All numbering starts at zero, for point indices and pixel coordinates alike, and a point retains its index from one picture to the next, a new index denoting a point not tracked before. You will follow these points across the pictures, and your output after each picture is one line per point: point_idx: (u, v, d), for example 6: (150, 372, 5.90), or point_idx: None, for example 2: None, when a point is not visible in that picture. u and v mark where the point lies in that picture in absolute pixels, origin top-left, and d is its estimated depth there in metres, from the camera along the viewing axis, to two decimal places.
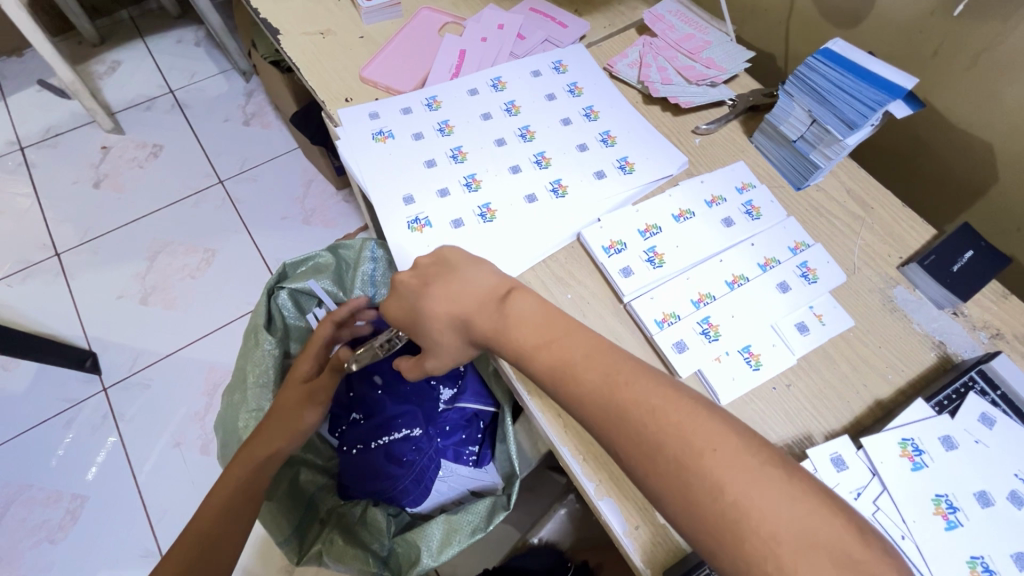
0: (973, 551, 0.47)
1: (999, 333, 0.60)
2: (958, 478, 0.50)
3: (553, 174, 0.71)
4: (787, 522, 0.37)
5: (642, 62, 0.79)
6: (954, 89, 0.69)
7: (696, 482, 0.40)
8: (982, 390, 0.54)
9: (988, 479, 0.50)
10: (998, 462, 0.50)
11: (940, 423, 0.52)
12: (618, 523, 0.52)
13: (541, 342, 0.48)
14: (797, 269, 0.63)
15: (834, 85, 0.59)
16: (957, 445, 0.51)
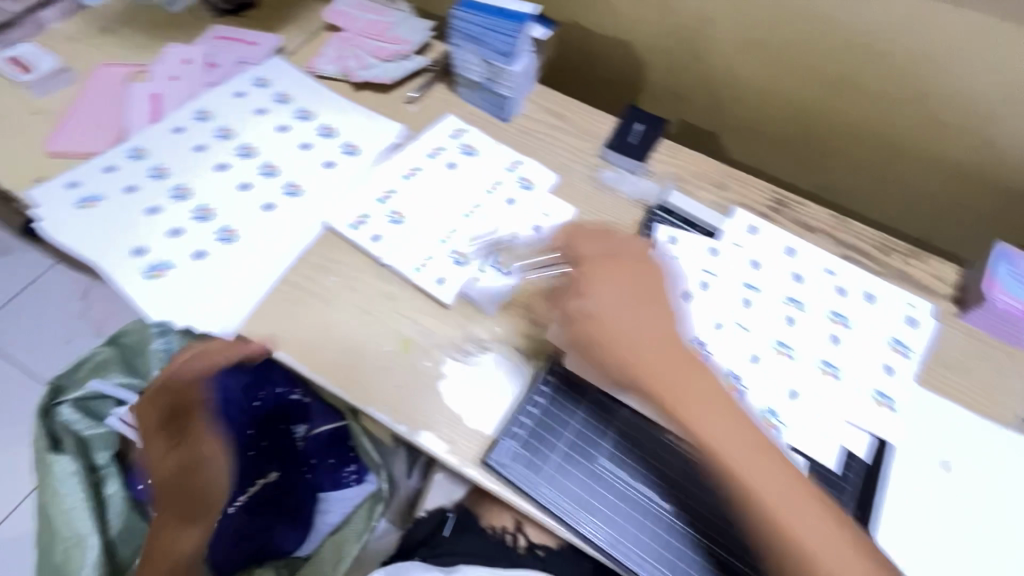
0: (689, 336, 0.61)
1: (673, 177, 0.79)
2: (668, 288, 0.64)
3: (286, 177, 0.72)
4: (732, 436, 0.51)
5: (341, 57, 0.85)
6: (586, 10, 0.87)
7: (751, 441, 0.51)
8: (665, 219, 0.72)
9: (685, 280, 0.65)
10: (687, 266, 0.66)
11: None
12: (438, 446, 0.57)
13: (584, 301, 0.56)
14: (517, 181, 0.73)
15: (482, 27, 0.73)
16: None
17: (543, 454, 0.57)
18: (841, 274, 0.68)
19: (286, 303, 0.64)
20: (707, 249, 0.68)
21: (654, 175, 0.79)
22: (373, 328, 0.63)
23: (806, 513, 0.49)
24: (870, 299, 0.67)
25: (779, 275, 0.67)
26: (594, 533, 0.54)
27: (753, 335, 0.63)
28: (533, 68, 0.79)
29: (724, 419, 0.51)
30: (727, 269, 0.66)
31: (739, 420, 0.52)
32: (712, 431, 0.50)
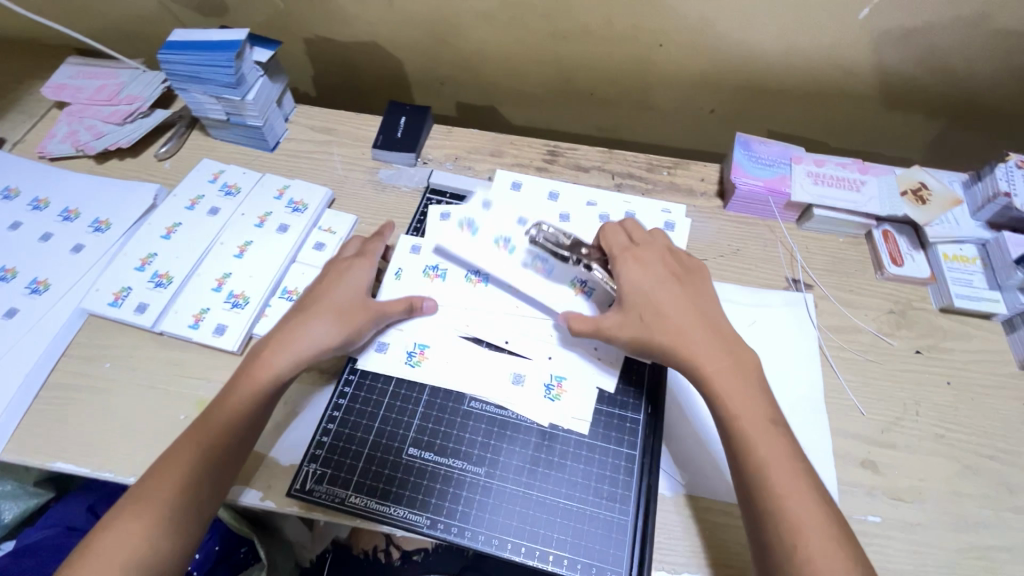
0: (533, 262, 0.61)
1: (451, 156, 0.80)
2: (484, 243, 0.62)
3: (26, 276, 0.66)
4: (655, 289, 0.55)
5: (73, 131, 0.78)
6: (325, 22, 0.87)
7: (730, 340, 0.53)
8: (439, 199, 0.74)
9: (493, 231, 0.63)
10: (490, 220, 0.64)
11: (455, 220, 0.64)
12: (256, 497, 0.52)
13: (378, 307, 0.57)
14: (286, 206, 0.71)
15: (194, 66, 0.68)
16: (477, 222, 0.64)
17: (344, 462, 0.53)
18: (601, 202, 0.73)
19: (54, 407, 0.58)
20: (482, 200, 0.64)
21: (430, 161, 0.79)
22: (160, 401, 0.59)
23: (723, 358, 0.52)
24: (629, 215, 0.72)
25: (545, 217, 0.71)
26: (415, 521, 0.50)
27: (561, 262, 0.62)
28: (276, 88, 0.77)
29: (650, 265, 0.56)
30: (512, 211, 0.64)
31: (656, 266, 0.56)
32: (644, 286, 0.55)
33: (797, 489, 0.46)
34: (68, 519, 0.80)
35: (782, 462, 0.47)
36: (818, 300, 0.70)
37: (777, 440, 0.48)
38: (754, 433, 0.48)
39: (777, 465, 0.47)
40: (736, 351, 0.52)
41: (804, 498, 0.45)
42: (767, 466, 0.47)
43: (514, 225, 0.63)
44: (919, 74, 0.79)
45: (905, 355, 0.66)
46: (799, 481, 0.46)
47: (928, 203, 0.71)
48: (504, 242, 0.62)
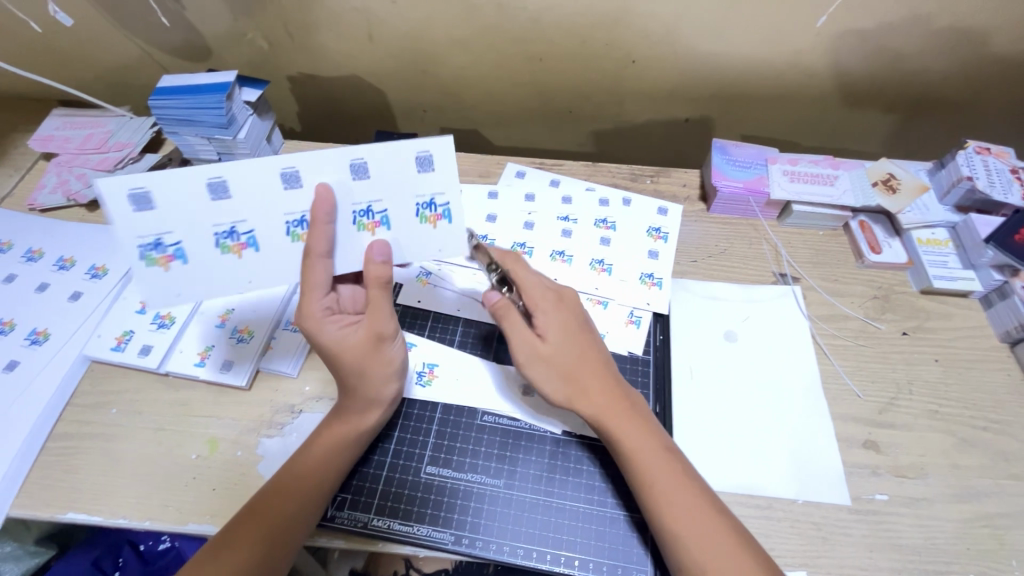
0: (417, 213, 0.53)
1: None
2: (346, 232, 0.52)
3: (24, 327, 0.65)
4: (561, 322, 0.53)
5: (63, 181, 0.78)
6: (308, 60, 0.89)
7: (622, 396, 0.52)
8: None
9: (265, 224, 0.52)
10: (184, 222, 0.50)
11: (140, 255, 0.50)
12: None
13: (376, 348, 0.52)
14: None
15: (184, 109, 0.69)
16: (166, 237, 0.50)
17: (363, 487, 0.53)
18: (599, 187, 0.79)
19: (62, 458, 0.57)
20: (132, 196, 0.48)
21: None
22: (171, 442, 0.58)
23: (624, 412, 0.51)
24: (625, 202, 0.78)
25: (551, 202, 0.77)
26: (438, 539, 0.50)
27: (408, 193, 0.52)
28: (265, 127, 0.78)
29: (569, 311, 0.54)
30: (192, 200, 0.49)
31: (575, 308, 0.54)
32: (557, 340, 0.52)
33: (706, 539, 0.46)
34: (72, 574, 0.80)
35: (701, 518, 0.47)
36: (806, 291, 0.73)
37: (692, 490, 0.48)
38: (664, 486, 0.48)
39: (699, 524, 0.46)
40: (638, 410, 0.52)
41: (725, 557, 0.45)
42: (680, 520, 0.47)
43: (336, 177, 0.50)
44: (876, 72, 0.83)
45: (893, 337, 0.69)
46: (710, 530, 0.46)
47: (899, 191, 0.75)
48: (298, 224, 0.52)
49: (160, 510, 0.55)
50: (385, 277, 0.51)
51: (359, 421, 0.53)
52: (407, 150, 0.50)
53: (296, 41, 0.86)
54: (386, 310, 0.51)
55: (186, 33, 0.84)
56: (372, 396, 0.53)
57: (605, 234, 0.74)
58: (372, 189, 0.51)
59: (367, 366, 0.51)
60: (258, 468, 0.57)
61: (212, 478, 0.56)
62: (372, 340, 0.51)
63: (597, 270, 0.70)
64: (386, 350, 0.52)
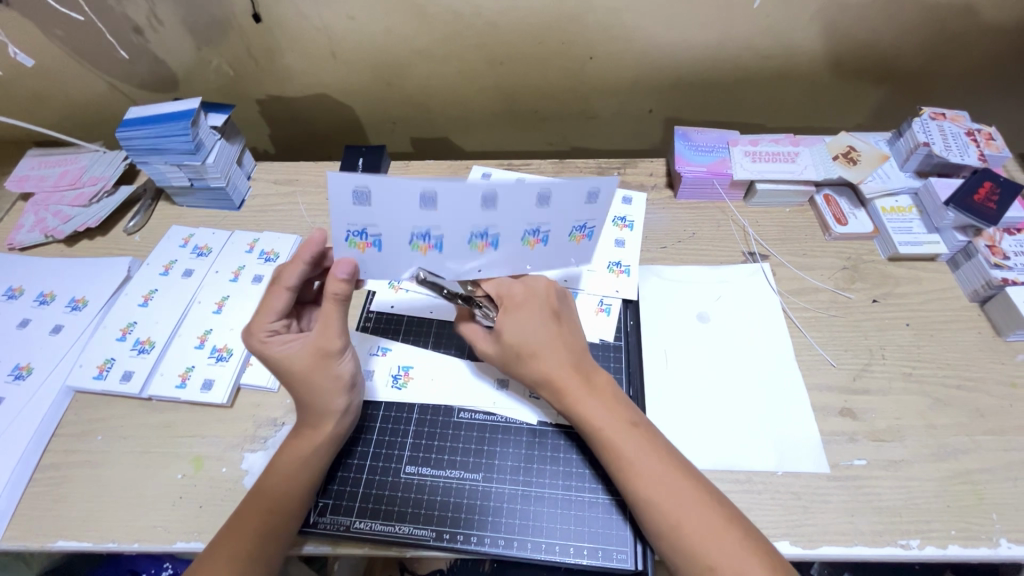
0: (571, 233, 0.55)
1: None
2: (511, 246, 0.54)
3: (7, 363, 0.66)
4: (524, 312, 0.55)
5: (40, 219, 0.80)
6: (272, 83, 0.91)
7: (587, 376, 0.53)
8: None
9: (455, 232, 0.51)
10: (392, 220, 0.48)
11: (344, 239, 0.49)
12: None
13: (322, 369, 0.51)
14: (258, 257, 0.74)
15: (152, 138, 0.71)
16: (371, 230, 0.48)
17: (344, 491, 0.54)
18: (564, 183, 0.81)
19: (49, 487, 0.58)
20: (355, 192, 0.46)
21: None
22: (157, 464, 0.59)
23: (593, 393, 0.52)
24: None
25: None
26: (420, 535, 0.51)
27: (571, 218, 0.53)
28: (234, 150, 0.80)
29: (529, 303, 0.55)
30: (400, 204, 0.47)
31: (536, 300, 0.55)
32: (520, 334, 0.53)
33: (681, 504, 0.46)
34: None
35: (672, 478, 0.48)
36: (775, 268, 0.74)
37: (663, 458, 0.49)
38: (634, 453, 0.49)
39: (671, 486, 0.47)
40: (604, 386, 0.53)
41: (699, 510, 0.46)
42: (656, 488, 0.47)
43: (528, 207, 0.50)
44: (829, 49, 0.85)
45: (863, 305, 0.70)
46: (683, 494, 0.47)
47: (859, 163, 0.76)
48: (479, 236, 0.52)
49: (148, 531, 0.55)
50: (344, 295, 0.49)
51: (314, 435, 0.52)
52: (584, 185, 0.50)
53: (260, 65, 0.88)
54: (334, 325, 0.51)
55: (152, 65, 0.87)
56: (322, 409, 0.52)
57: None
58: (547, 214, 0.52)
59: (314, 381, 0.51)
60: (243, 481, 0.58)
61: (198, 495, 0.57)
62: (321, 355, 0.51)
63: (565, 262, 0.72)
64: (332, 366, 0.51)
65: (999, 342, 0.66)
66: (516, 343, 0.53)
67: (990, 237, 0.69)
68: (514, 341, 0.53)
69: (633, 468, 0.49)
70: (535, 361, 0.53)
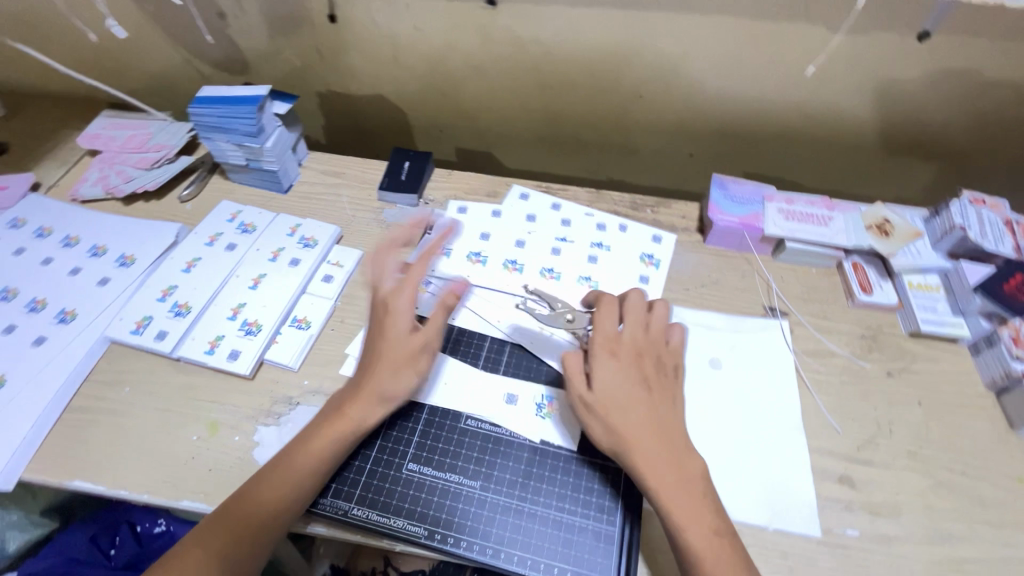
0: None
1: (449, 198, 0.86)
2: None
3: (54, 306, 0.70)
4: (617, 371, 0.56)
5: (104, 176, 0.85)
6: (335, 79, 0.96)
7: (669, 438, 0.54)
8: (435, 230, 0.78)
9: None
10: None
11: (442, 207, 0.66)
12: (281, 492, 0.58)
13: (406, 353, 0.57)
14: (298, 242, 0.77)
15: (219, 117, 0.76)
16: None
17: (346, 478, 0.56)
18: (598, 213, 0.78)
19: (75, 429, 0.62)
20: None
21: (431, 201, 0.86)
22: (175, 422, 0.63)
23: (657, 438, 0.53)
24: (622, 228, 0.76)
25: (550, 224, 0.75)
26: (413, 533, 0.53)
27: None
28: (291, 137, 0.85)
29: (623, 360, 0.57)
30: None
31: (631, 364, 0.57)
32: (608, 385, 0.55)
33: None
34: (70, 549, 0.85)
35: (716, 551, 0.49)
36: (794, 326, 0.75)
37: (716, 532, 0.49)
38: (683, 518, 0.50)
39: (709, 552, 0.49)
40: (680, 448, 0.53)
41: None
42: (703, 557, 0.48)
43: None
44: (877, 120, 0.86)
45: (877, 377, 0.70)
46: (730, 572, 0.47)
47: (891, 236, 0.77)
48: None
49: (158, 485, 0.58)
50: (452, 304, 0.60)
51: (359, 421, 0.56)
52: None
53: (325, 61, 0.93)
54: (436, 327, 0.59)
55: (228, 48, 0.92)
56: (383, 394, 0.56)
57: (597, 251, 0.72)
58: None
59: (393, 356, 0.57)
60: (252, 452, 0.61)
61: (209, 458, 0.60)
62: (411, 342, 0.58)
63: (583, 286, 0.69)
64: (416, 358, 0.58)
65: (1012, 435, 0.66)
66: (604, 396, 0.55)
67: (1015, 328, 0.68)
68: (603, 390, 0.55)
69: (684, 532, 0.49)
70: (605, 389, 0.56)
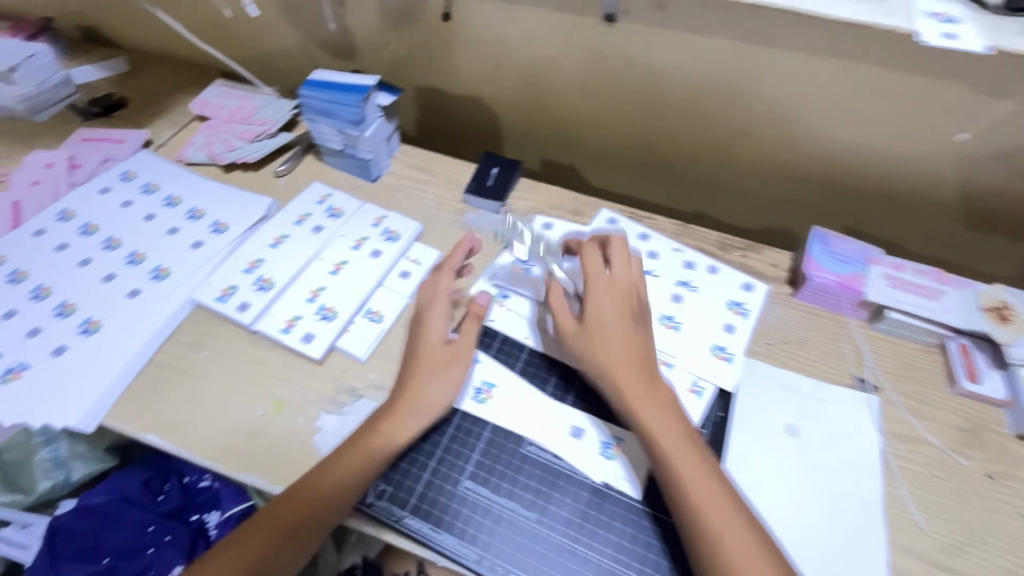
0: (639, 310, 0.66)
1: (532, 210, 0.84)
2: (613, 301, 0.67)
3: (151, 262, 0.74)
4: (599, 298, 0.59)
5: (209, 142, 0.89)
6: (437, 76, 0.97)
7: (650, 377, 0.56)
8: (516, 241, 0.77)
9: None
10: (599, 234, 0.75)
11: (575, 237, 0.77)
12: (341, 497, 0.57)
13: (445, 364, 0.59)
14: (381, 234, 0.78)
15: (326, 103, 0.78)
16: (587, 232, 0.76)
17: (404, 484, 0.56)
18: (688, 251, 0.74)
19: (154, 384, 0.64)
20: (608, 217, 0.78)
21: (514, 211, 0.85)
22: (245, 394, 0.64)
23: (642, 369, 0.56)
24: (712, 270, 0.73)
25: None
26: (462, 554, 0.52)
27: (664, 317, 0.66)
28: (388, 128, 0.85)
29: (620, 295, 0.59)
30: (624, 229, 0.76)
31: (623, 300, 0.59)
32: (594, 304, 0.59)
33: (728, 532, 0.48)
34: (124, 487, 0.88)
35: (716, 499, 0.50)
36: (885, 404, 0.69)
37: (714, 484, 0.51)
38: (680, 458, 0.52)
39: (707, 503, 0.50)
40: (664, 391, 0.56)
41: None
42: (701, 502, 0.50)
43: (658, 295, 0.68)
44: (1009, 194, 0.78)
45: (976, 478, 0.64)
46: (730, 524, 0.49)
47: (1014, 323, 0.69)
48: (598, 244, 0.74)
49: (222, 453, 0.60)
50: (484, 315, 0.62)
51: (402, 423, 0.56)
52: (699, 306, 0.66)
53: (431, 58, 0.93)
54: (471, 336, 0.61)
55: (340, 33, 0.94)
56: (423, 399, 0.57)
57: (684, 291, 0.69)
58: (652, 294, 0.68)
59: (433, 369, 0.58)
60: (313, 438, 0.61)
61: (272, 436, 0.61)
62: (452, 357, 0.59)
63: (664, 326, 0.67)
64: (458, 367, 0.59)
65: None
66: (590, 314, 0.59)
67: None
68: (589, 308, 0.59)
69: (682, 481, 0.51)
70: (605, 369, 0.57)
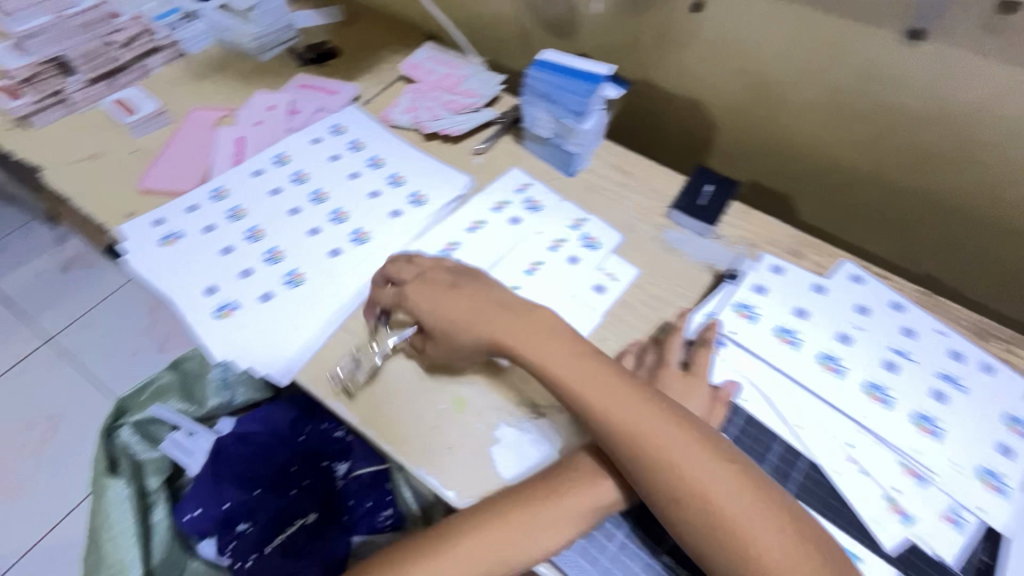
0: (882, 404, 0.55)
1: (751, 242, 0.72)
2: (853, 384, 0.57)
3: (352, 224, 0.74)
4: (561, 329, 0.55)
5: (414, 107, 0.87)
6: (657, 67, 0.87)
7: (700, 465, 0.48)
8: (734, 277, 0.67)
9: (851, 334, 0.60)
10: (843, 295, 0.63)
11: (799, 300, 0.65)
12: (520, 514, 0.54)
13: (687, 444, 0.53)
14: (581, 240, 0.72)
15: (553, 88, 0.73)
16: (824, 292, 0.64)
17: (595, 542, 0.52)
18: (955, 335, 0.60)
19: (344, 349, 0.64)
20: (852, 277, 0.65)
21: (722, 239, 0.72)
22: (427, 383, 0.61)
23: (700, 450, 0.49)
24: (986, 368, 0.58)
25: (885, 327, 0.61)
26: None
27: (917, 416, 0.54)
28: (603, 122, 0.78)
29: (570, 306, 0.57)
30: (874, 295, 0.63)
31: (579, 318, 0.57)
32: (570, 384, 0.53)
33: None
34: (274, 423, 0.92)
35: None
36: None
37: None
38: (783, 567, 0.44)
39: None
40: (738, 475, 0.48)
41: None
42: None
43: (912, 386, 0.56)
44: None
45: None
46: None
47: None
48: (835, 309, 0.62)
49: (401, 440, 0.58)
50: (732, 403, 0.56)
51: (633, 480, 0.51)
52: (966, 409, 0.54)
53: (659, 47, 0.83)
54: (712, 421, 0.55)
55: (564, 9, 0.87)
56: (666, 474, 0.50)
57: (950, 388, 0.56)
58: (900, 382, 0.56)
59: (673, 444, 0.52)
60: (490, 449, 0.57)
61: (450, 435, 0.58)
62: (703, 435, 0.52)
63: (921, 428, 0.54)
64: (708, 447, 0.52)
65: None
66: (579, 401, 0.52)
67: None
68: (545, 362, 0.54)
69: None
70: (660, 453, 0.49)
